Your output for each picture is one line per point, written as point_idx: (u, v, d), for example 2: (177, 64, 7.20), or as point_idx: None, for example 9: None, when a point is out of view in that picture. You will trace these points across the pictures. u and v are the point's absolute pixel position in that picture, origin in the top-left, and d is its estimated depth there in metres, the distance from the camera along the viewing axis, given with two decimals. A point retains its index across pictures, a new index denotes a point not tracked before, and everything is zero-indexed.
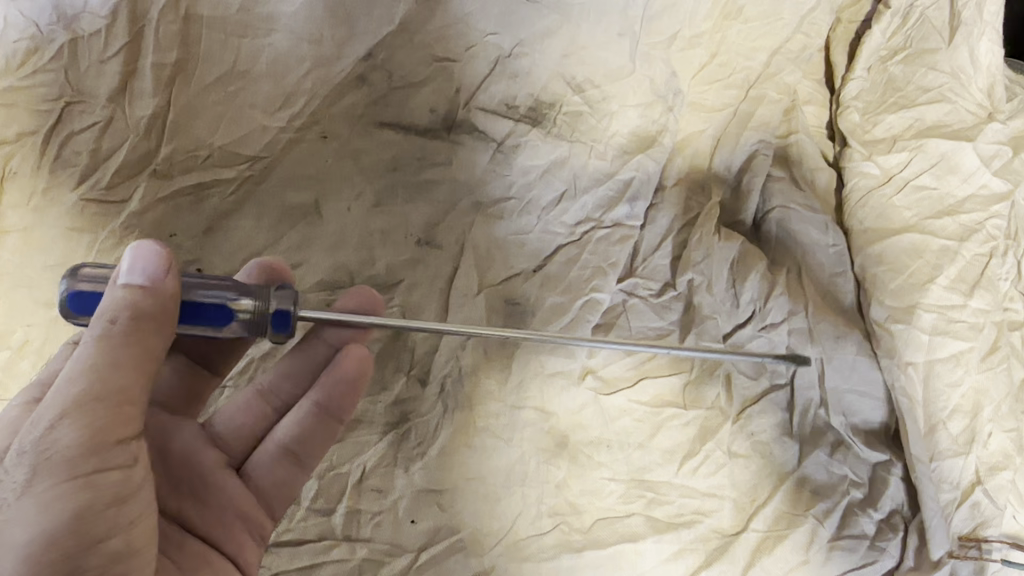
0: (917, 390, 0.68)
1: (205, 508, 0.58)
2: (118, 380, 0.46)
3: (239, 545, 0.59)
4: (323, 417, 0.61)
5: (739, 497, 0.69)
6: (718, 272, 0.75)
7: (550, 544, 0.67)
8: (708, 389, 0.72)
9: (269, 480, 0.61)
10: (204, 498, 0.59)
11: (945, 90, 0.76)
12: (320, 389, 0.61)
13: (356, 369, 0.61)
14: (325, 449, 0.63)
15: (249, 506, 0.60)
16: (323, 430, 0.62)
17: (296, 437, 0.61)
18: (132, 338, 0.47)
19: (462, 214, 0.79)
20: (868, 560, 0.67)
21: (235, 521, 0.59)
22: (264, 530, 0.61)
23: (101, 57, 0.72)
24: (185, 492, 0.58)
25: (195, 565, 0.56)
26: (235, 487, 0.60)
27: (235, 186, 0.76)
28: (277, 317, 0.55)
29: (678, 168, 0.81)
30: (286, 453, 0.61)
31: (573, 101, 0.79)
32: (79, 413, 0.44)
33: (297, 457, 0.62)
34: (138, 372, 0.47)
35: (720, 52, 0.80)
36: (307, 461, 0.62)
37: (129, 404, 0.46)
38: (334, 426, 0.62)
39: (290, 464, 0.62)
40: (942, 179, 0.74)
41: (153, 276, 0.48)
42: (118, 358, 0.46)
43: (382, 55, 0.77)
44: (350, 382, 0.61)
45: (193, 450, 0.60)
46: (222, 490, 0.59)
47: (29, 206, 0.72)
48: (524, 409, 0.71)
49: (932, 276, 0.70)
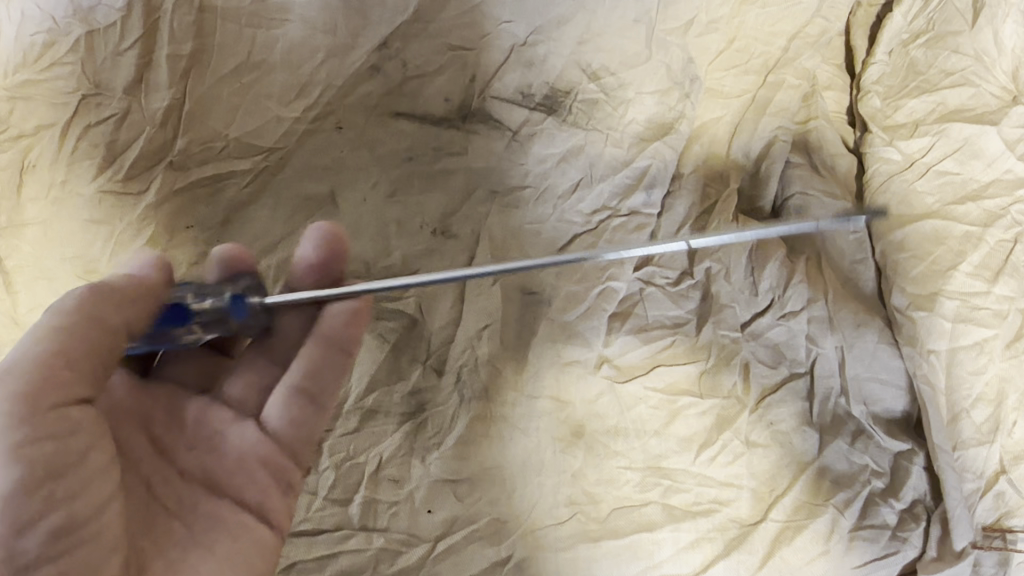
0: (939, 378, 0.67)
1: (223, 463, 0.58)
2: (53, 353, 0.49)
3: (263, 494, 0.59)
4: (330, 348, 0.61)
5: (758, 487, 0.68)
6: (737, 259, 0.74)
7: (567, 533, 0.67)
8: (724, 376, 0.72)
9: (286, 423, 0.60)
10: (221, 453, 0.58)
11: (969, 73, 0.74)
12: (323, 323, 0.61)
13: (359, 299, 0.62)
14: (336, 383, 0.61)
15: (270, 451, 0.59)
16: (334, 364, 0.61)
17: (307, 378, 0.60)
18: (71, 317, 0.50)
19: (478, 203, 0.78)
20: (889, 551, 0.65)
21: (256, 468, 0.59)
22: (290, 478, 0.60)
23: (117, 49, 0.72)
24: (201, 450, 0.58)
25: (209, 524, 0.57)
26: (253, 438, 0.59)
27: (252, 177, 0.76)
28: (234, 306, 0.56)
29: (696, 155, 0.79)
30: (299, 392, 0.60)
31: (590, 88, 0.78)
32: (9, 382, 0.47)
33: (310, 395, 0.61)
34: (74, 346, 0.50)
35: (738, 37, 0.79)
36: (322, 400, 0.61)
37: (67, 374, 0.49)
38: (343, 360, 0.62)
39: (305, 404, 0.61)
40: (966, 164, 0.72)
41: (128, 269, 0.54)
42: (57, 331, 0.49)
43: (397, 45, 0.78)
44: (352, 317, 0.62)
45: (204, 412, 0.59)
46: (240, 447, 0.59)
47: (48, 198, 0.72)
48: (541, 399, 0.71)
49: (954, 262, 0.69)
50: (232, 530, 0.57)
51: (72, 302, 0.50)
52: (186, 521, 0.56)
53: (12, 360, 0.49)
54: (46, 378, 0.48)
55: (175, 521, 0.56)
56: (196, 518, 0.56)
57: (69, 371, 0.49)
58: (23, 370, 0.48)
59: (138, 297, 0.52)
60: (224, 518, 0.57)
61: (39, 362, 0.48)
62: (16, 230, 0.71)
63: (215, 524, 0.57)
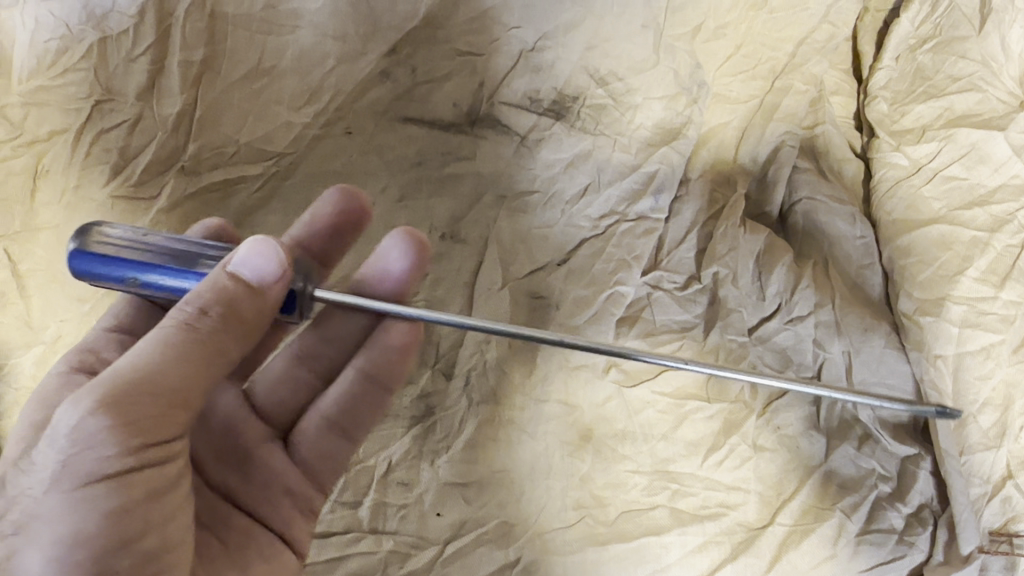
0: (946, 383, 0.67)
1: (251, 479, 0.59)
2: (178, 383, 0.46)
3: (287, 519, 0.60)
4: (371, 385, 0.64)
5: (765, 491, 0.69)
6: (745, 264, 0.74)
7: (576, 537, 0.67)
8: (731, 380, 0.72)
9: (315, 450, 0.62)
10: (250, 469, 0.60)
11: (976, 78, 0.74)
12: (370, 357, 0.64)
13: (407, 336, 0.64)
14: (370, 420, 0.64)
15: (296, 478, 0.61)
16: (373, 400, 0.64)
17: (342, 409, 0.63)
18: (198, 340, 0.47)
19: (486, 208, 0.79)
20: (896, 555, 0.66)
21: (282, 493, 0.60)
22: (312, 505, 0.62)
23: (129, 55, 0.72)
24: (229, 463, 0.60)
25: (240, 540, 0.57)
26: (281, 461, 0.61)
27: (262, 181, 0.78)
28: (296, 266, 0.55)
29: (703, 161, 0.80)
30: (334, 424, 0.63)
31: (597, 94, 0.79)
32: (134, 403, 0.44)
33: (345, 429, 0.63)
34: (201, 379, 0.47)
35: (746, 43, 0.79)
36: (355, 434, 0.64)
37: (182, 403, 0.46)
38: (380, 396, 0.64)
39: (337, 436, 0.63)
40: (972, 169, 0.72)
41: (260, 275, 0.49)
42: (190, 353, 0.46)
43: (406, 50, 0.78)
44: (399, 354, 0.64)
45: (235, 424, 0.61)
46: (269, 464, 0.60)
47: (61, 204, 0.72)
48: (549, 402, 0.71)
49: (962, 267, 0.70)
50: (261, 549, 0.57)
51: (202, 323, 0.47)
52: (221, 535, 0.56)
53: (133, 371, 0.45)
54: (168, 407, 0.46)
55: (211, 534, 0.56)
56: (228, 534, 0.57)
57: (186, 398, 0.46)
58: (147, 388, 0.45)
59: (258, 318, 0.50)
60: (250, 537, 0.57)
61: (164, 382, 0.45)
62: (30, 235, 0.72)
63: (244, 541, 0.57)
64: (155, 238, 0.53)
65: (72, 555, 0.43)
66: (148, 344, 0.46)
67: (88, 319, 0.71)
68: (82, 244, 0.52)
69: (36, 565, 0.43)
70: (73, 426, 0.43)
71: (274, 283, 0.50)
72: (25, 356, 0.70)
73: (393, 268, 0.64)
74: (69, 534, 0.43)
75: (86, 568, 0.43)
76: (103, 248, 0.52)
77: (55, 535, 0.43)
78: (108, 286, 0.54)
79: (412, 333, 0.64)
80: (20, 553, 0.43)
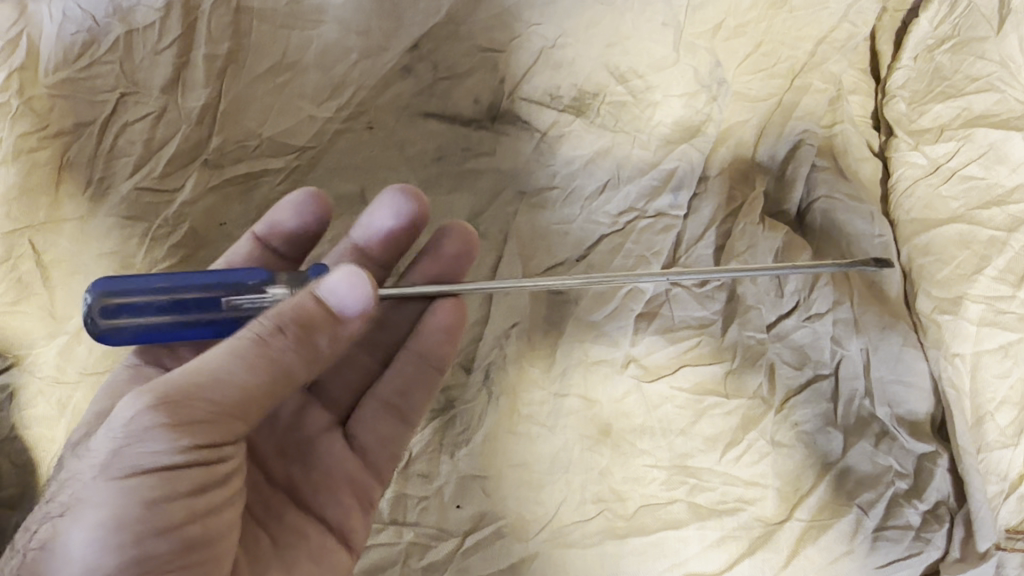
0: (964, 382, 0.68)
1: (311, 475, 0.61)
2: (236, 393, 0.47)
3: (342, 511, 0.60)
4: (423, 364, 0.65)
5: (783, 486, 0.69)
6: (763, 261, 0.75)
7: (595, 530, 0.67)
8: (750, 377, 0.72)
9: (374, 440, 0.64)
10: (311, 464, 0.61)
11: (994, 78, 0.75)
12: (419, 340, 0.65)
13: (452, 315, 0.65)
14: (425, 401, 0.65)
15: (355, 470, 0.62)
16: (425, 379, 0.65)
17: (396, 391, 0.64)
18: (263, 356, 0.48)
19: (506, 204, 0.79)
20: (912, 551, 0.66)
21: (340, 487, 0.61)
22: (370, 498, 0.62)
23: (155, 49, 0.74)
24: (291, 459, 0.61)
25: (291, 539, 0.58)
26: (342, 456, 0.62)
27: (285, 175, 0.77)
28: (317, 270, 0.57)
29: (722, 158, 0.80)
30: (390, 407, 0.64)
31: (617, 91, 0.79)
32: (187, 404, 0.46)
33: (400, 409, 0.64)
34: (259, 393, 0.48)
35: (765, 41, 0.80)
36: (410, 416, 0.64)
37: (237, 413, 0.48)
38: (434, 375, 0.65)
39: (394, 420, 0.64)
40: (990, 169, 0.74)
41: (338, 302, 0.49)
42: (253, 367, 0.47)
43: (428, 46, 0.79)
44: (448, 333, 0.65)
45: (299, 418, 0.63)
46: (325, 458, 0.62)
47: (86, 195, 0.73)
48: (568, 397, 0.72)
49: (979, 266, 0.71)
50: (310, 550, 0.58)
51: (270, 341, 0.48)
52: (272, 531, 0.57)
53: (193, 374, 0.47)
54: (222, 413, 0.47)
55: (264, 531, 0.57)
56: (282, 529, 0.58)
57: (242, 409, 0.48)
58: (202, 393, 0.46)
59: (329, 347, 0.50)
60: (303, 535, 0.58)
61: (219, 391, 0.47)
62: (54, 226, 0.72)
63: (298, 538, 0.58)
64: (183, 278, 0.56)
65: (112, 538, 0.44)
66: (212, 353, 0.48)
67: None
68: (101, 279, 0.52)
69: (77, 545, 0.45)
70: (130, 418, 0.45)
71: (354, 314, 0.50)
72: (47, 347, 0.70)
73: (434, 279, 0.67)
74: (110, 517, 0.45)
75: (123, 552, 0.44)
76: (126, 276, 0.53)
77: (97, 515, 0.45)
78: (144, 292, 0.52)
79: (456, 313, 0.65)
80: (65, 531, 0.45)
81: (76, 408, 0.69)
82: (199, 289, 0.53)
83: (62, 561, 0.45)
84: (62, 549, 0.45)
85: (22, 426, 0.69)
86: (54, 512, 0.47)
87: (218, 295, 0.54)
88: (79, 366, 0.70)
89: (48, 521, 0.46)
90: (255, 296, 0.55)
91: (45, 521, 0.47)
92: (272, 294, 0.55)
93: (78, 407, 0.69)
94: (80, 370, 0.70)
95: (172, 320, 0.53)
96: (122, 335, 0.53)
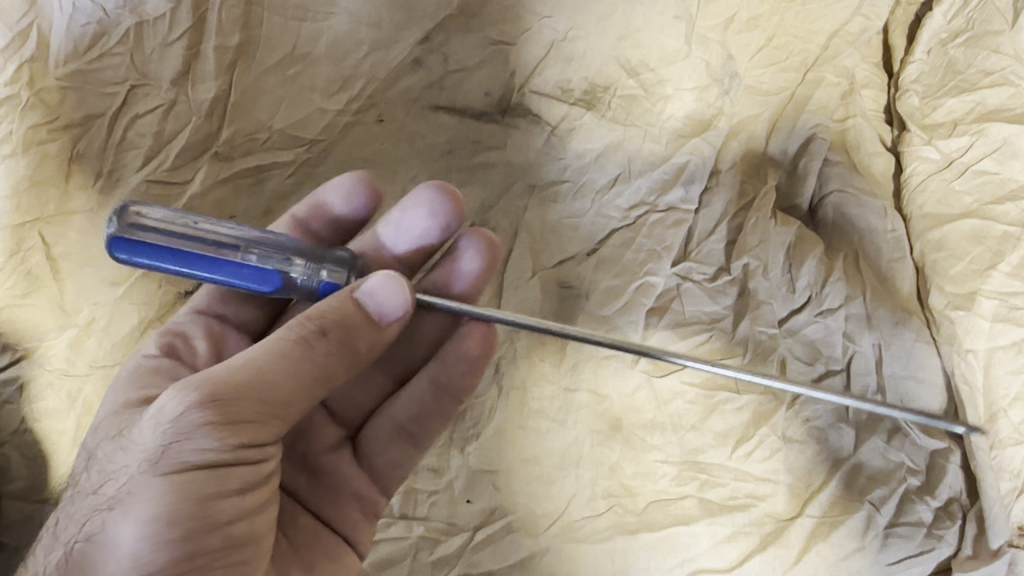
0: (976, 377, 0.68)
1: (319, 486, 0.61)
2: (286, 392, 0.48)
3: (351, 522, 0.60)
4: (441, 395, 0.63)
5: (794, 482, 0.69)
6: (775, 256, 0.75)
7: (605, 525, 0.67)
8: (762, 372, 0.72)
9: (385, 459, 0.63)
10: (322, 477, 0.61)
11: (1008, 73, 0.74)
12: (441, 366, 0.64)
13: (480, 347, 0.63)
14: (439, 430, 0.64)
15: (364, 485, 0.62)
16: (442, 411, 0.64)
17: (412, 415, 0.63)
18: (309, 358, 0.48)
19: (517, 198, 0.79)
20: (925, 548, 0.65)
21: (349, 499, 0.61)
22: (377, 510, 0.62)
23: (165, 41, 0.74)
24: (299, 468, 0.61)
25: (306, 541, 0.58)
26: (350, 470, 0.62)
27: (294, 168, 0.77)
28: (338, 256, 0.57)
29: (734, 152, 0.79)
30: (402, 431, 0.64)
31: (628, 84, 0.79)
32: (239, 403, 0.46)
33: (412, 435, 0.63)
34: (305, 394, 0.49)
35: (778, 35, 0.80)
36: (422, 441, 0.64)
37: (284, 412, 0.48)
38: (450, 407, 0.64)
39: (405, 443, 0.63)
40: (1004, 164, 0.73)
41: (382, 309, 0.51)
42: (300, 367, 0.48)
43: (439, 38, 0.79)
44: (472, 367, 0.64)
45: (309, 429, 0.62)
46: (336, 472, 0.62)
47: (96, 187, 0.73)
48: (579, 391, 0.72)
49: (992, 263, 0.70)
50: (326, 550, 0.58)
51: (317, 343, 0.49)
52: (289, 533, 0.57)
53: (243, 371, 0.47)
54: (270, 412, 0.47)
55: (280, 532, 0.57)
56: (297, 534, 0.58)
57: (289, 408, 0.48)
58: (254, 390, 0.46)
59: (368, 351, 0.51)
60: (318, 539, 0.58)
61: (270, 390, 0.47)
62: (64, 218, 0.72)
63: (312, 541, 0.58)
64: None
65: (162, 532, 0.44)
66: (260, 352, 0.48)
67: (122, 304, 0.72)
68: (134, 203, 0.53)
69: (126, 539, 0.44)
70: (180, 412, 0.45)
71: (393, 322, 0.52)
72: (56, 340, 0.70)
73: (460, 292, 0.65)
74: (162, 513, 0.44)
75: (173, 547, 0.44)
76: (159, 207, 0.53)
77: (148, 510, 0.44)
78: (170, 213, 0.52)
79: (483, 346, 0.64)
80: (114, 525, 0.45)
81: (87, 401, 0.69)
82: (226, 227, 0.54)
83: (111, 555, 0.44)
84: (112, 543, 0.44)
85: (31, 418, 0.69)
86: (101, 506, 0.46)
87: (239, 240, 0.53)
88: (89, 359, 0.70)
89: (95, 515, 0.46)
90: (274, 254, 0.54)
91: (92, 515, 0.46)
92: (293, 262, 0.55)
93: (89, 400, 0.69)
94: (89, 363, 0.70)
95: (185, 247, 0.52)
96: (133, 252, 0.52)
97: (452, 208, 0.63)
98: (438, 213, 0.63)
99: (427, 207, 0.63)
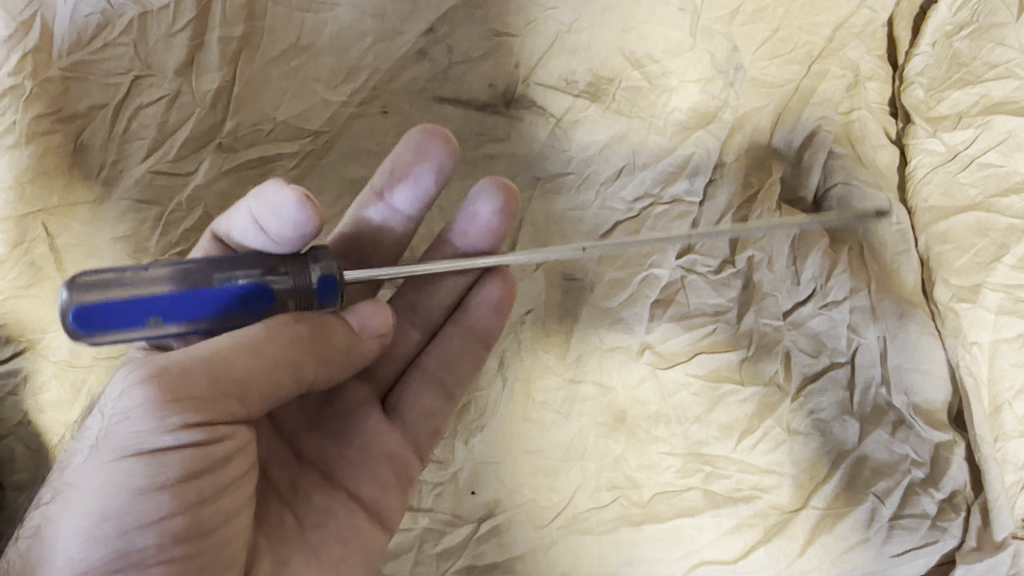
0: (981, 370, 0.69)
1: (344, 450, 0.60)
2: (234, 373, 0.47)
3: (378, 488, 0.59)
4: (471, 339, 0.64)
5: (799, 474, 0.69)
6: (780, 248, 0.74)
7: (610, 517, 0.67)
8: (766, 365, 0.72)
9: (418, 414, 0.63)
10: (346, 442, 0.60)
11: (1014, 65, 0.75)
12: (467, 312, 0.64)
13: (502, 289, 0.65)
14: (469, 376, 0.65)
15: (394, 446, 0.61)
16: (472, 355, 0.65)
17: (442, 363, 0.64)
18: (270, 341, 0.49)
19: (521, 189, 0.78)
20: (929, 540, 0.66)
21: (376, 462, 0.60)
22: (410, 474, 0.62)
23: (169, 31, 0.73)
24: (324, 435, 0.60)
25: (318, 520, 0.56)
26: (380, 427, 0.61)
27: (298, 160, 0.77)
28: (325, 282, 0.53)
29: (738, 144, 0.79)
30: (435, 381, 0.64)
31: (633, 76, 0.79)
32: (182, 382, 0.46)
33: (446, 385, 0.64)
34: (261, 378, 0.48)
35: (783, 27, 0.80)
36: (455, 391, 0.64)
37: (233, 396, 0.47)
38: (480, 352, 0.65)
39: (439, 395, 0.64)
40: (1009, 157, 0.73)
41: (363, 318, 0.54)
42: (256, 349, 0.48)
43: (444, 30, 0.79)
44: (498, 307, 0.65)
45: (334, 392, 0.61)
46: (364, 432, 0.60)
47: (100, 179, 0.73)
48: (584, 383, 0.71)
49: (998, 254, 0.71)
50: (339, 529, 0.57)
51: (283, 328, 0.49)
52: (297, 512, 0.56)
53: (192, 351, 0.47)
54: (215, 395, 0.46)
55: (289, 511, 0.56)
56: (309, 510, 0.57)
57: (241, 394, 0.47)
58: (199, 371, 0.46)
59: (342, 349, 0.52)
60: (332, 517, 0.57)
61: (221, 370, 0.47)
62: (67, 210, 0.72)
63: (324, 519, 0.57)
64: (146, 282, 0.47)
65: (98, 526, 0.44)
66: (218, 339, 0.48)
67: None
68: (77, 304, 0.46)
69: (63, 533, 0.44)
70: (119, 397, 0.46)
71: (370, 330, 0.54)
72: (60, 331, 0.70)
73: (478, 245, 0.64)
74: (98, 505, 0.44)
75: (107, 541, 0.44)
76: (111, 293, 0.46)
77: (86, 501, 0.44)
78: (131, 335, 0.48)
79: (506, 287, 0.65)
80: (56, 520, 0.45)
81: (90, 392, 0.69)
82: (196, 316, 0.49)
83: (51, 550, 0.44)
84: (53, 538, 0.45)
85: (35, 410, 0.69)
86: (45, 500, 0.47)
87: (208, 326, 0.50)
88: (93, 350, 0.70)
89: (40, 509, 0.47)
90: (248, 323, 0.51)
91: (40, 509, 0.47)
92: None
93: (92, 390, 0.69)
94: (93, 354, 0.70)
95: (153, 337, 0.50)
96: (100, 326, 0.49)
97: (441, 152, 0.62)
98: (434, 159, 0.62)
99: (418, 152, 0.62)
